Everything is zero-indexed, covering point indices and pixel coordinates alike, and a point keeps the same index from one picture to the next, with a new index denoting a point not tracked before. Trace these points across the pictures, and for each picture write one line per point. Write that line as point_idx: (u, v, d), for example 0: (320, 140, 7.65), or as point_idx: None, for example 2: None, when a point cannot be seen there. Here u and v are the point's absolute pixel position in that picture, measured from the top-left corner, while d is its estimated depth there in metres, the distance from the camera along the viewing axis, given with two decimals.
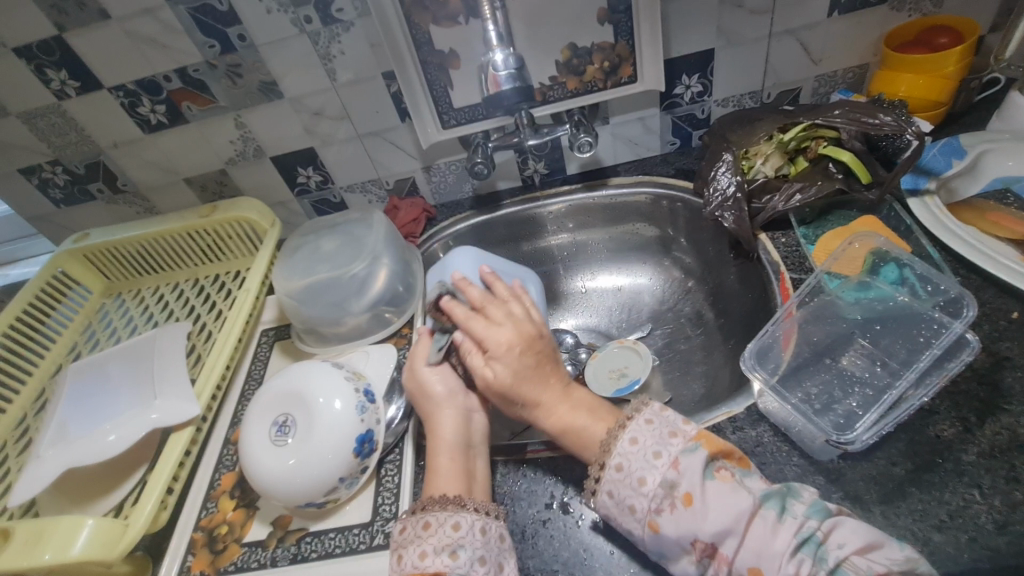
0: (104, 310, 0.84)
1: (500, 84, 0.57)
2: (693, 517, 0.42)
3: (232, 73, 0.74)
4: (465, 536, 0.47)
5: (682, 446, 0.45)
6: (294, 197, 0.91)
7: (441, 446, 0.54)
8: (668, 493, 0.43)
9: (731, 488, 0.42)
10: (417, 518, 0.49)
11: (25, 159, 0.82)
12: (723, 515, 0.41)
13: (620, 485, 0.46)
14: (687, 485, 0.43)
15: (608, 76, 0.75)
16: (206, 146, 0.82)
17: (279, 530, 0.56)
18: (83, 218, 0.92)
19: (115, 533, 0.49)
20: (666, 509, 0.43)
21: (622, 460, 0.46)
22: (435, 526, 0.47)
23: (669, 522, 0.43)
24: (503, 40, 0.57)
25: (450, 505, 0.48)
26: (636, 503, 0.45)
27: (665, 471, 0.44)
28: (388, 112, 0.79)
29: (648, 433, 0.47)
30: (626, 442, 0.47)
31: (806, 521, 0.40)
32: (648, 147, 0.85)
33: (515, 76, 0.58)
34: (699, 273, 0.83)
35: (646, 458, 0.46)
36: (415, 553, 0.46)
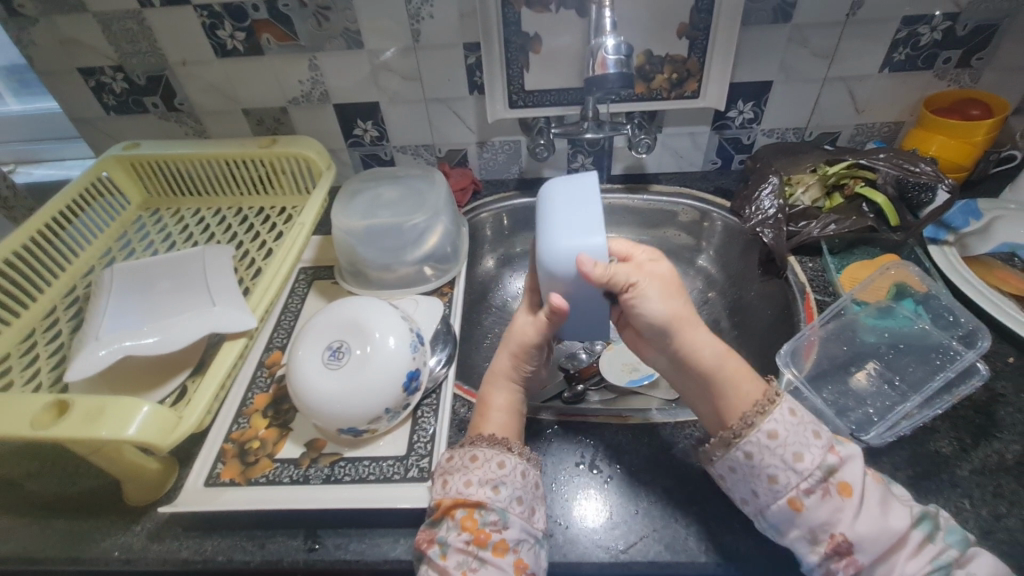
0: (140, 222, 0.84)
1: (608, 68, 0.61)
2: (847, 505, 0.43)
3: (320, 15, 0.76)
4: (507, 475, 0.49)
5: (832, 444, 0.45)
6: (345, 147, 0.92)
7: (492, 408, 0.56)
8: (824, 478, 0.44)
9: (885, 495, 0.44)
10: (465, 450, 0.52)
11: (89, 58, 0.82)
12: (875, 522, 0.43)
13: (768, 452, 0.45)
14: (847, 475, 0.44)
15: (673, 87, 0.80)
16: (275, 81, 0.84)
17: (313, 452, 0.57)
18: (128, 129, 0.91)
19: (169, 422, 0.49)
20: (818, 492, 0.44)
21: (755, 450, 0.45)
22: (481, 460, 0.50)
23: (816, 505, 0.44)
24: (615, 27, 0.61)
25: (498, 446, 0.52)
26: (780, 476, 0.45)
27: (827, 454, 0.45)
28: (459, 82, 0.82)
29: (792, 427, 0.46)
30: (763, 435, 0.46)
31: (946, 549, 0.42)
32: (691, 162, 0.91)
33: (621, 63, 0.61)
34: (720, 285, 0.88)
35: (788, 457, 0.45)
36: (461, 480, 0.49)
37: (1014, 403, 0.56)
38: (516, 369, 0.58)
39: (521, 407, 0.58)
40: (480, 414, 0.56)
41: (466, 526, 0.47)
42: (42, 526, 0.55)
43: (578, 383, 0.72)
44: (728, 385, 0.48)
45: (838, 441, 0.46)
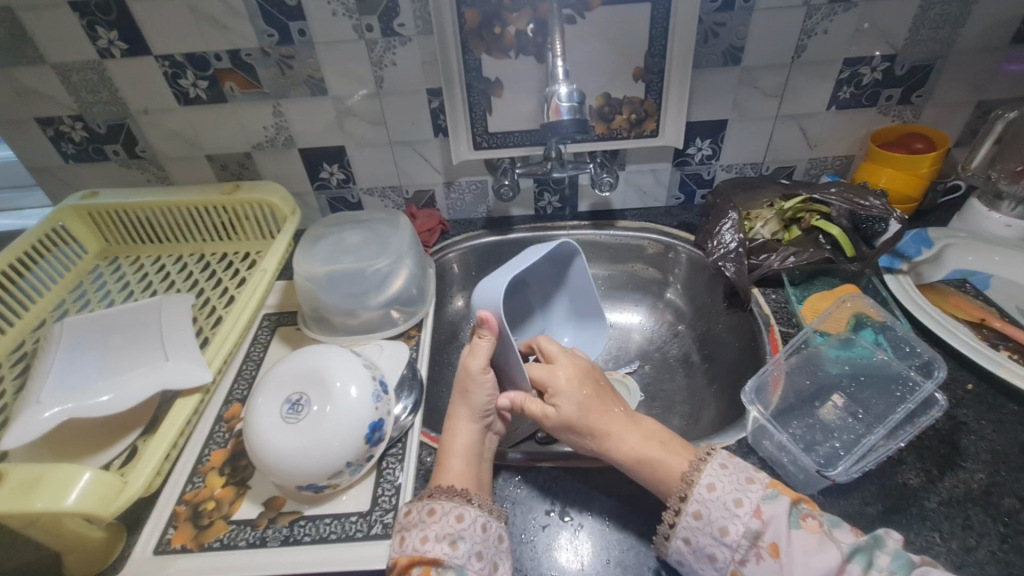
0: (97, 271, 0.82)
1: (561, 114, 0.62)
2: (779, 568, 0.43)
3: (283, 63, 0.77)
4: (467, 529, 0.48)
5: (756, 507, 0.46)
6: (312, 190, 0.92)
7: (452, 453, 0.55)
8: (754, 542, 0.45)
9: (820, 541, 0.44)
10: (422, 504, 0.50)
11: (46, 108, 0.81)
12: (812, 571, 0.42)
13: (710, 503, 0.47)
14: (772, 535, 0.44)
15: (632, 126, 0.82)
16: (238, 127, 0.84)
17: (271, 511, 0.55)
18: (88, 177, 0.90)
19: (113, 488, 0.47)
20: (752, 558, 0.45)
21: (701, 507, 0.47)
22: (439, 514, 0.49)
23: (756, 572, 0.45)
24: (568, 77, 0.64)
25: (457, 498, 0.50)
26: (729, 525, 0.46)
27: (751, 519, 0.45)
28: (424, 126, 0.83)
29: (725, 480, 0.48)
30: (702, 489, 0.48)
31: None
32: (655, 198, 0.93)
33: (575, 110, 0.63)
34: (689, 318, 0.88)
35: (727, 506, 0.47)
36: (417, 537, 0.48)
37: (976, 431, 0.56)
38: (478, 410, 0.59)
39: (484, 453, 0.57)
40: (442, 458, 0.55)
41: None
42: None
43: None
44: (662, 456, 0.52)
45: (763, 498, 0.46)
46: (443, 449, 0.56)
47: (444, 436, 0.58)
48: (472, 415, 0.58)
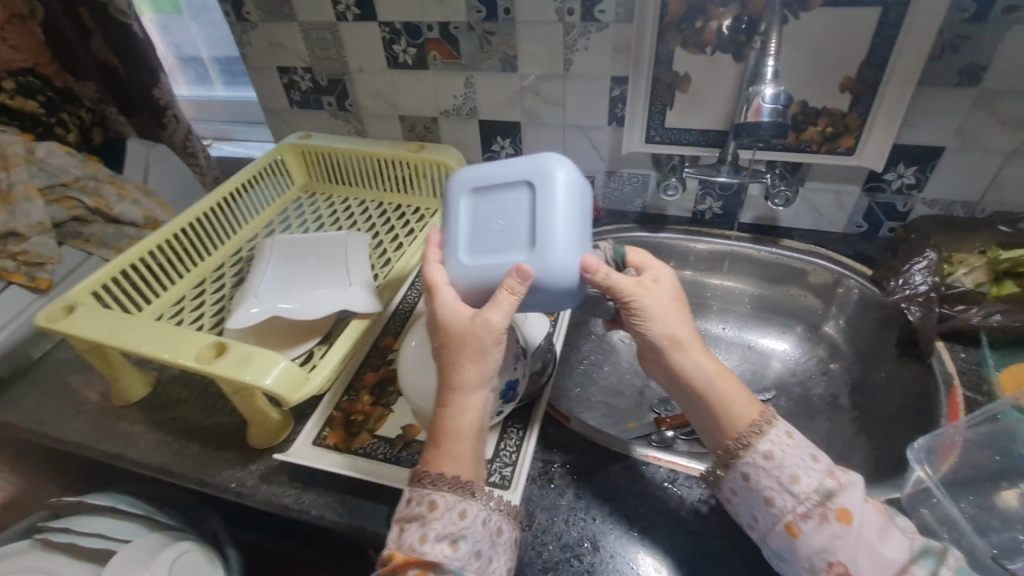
0: (298, 201, 0.97)
1: (761, 115, 0.60)
2: (846, 533, 0.44)
3: (484, 38, 0.82)
4: (468, 528, 0.46)
5: (831, 469, 0.47)
6: (481, 160, 0.99)
7: (454, 429, 0.49)
8: (823, 503, 0.45)
9: (888, 526, 0.46)
10: (423, 493, 0.47)
11: (287, 59, 0.96)
12: (876, 551, 0.44)
13: (763, 473, 0.47)
14: (845, 501, 0.45)
15: (824, 141, 0.76)
16: (432, 93, 0.92)
17: (408, 436, 0.61)
18: (304, 121, 1.05)
19: (298, 380, 0.56)
20: (815, 517, 0.45)
21: (773, 448, 0.48)
22: (441, 509, 0.46)
23: (814, 530, 0.45)
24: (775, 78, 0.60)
25: (462, 491, 0.47)
26: (776, 498, 0.47)
27: (826, 479, 0.46)
28: (600, 112, 0.84)
29: (790, 449, 0.48)
30: (759, 454, 0.48)
31: None
32: (831, 222, 0.85)
33: (778, 112, 0.60)
34: (846, 358, 0.80)
35: (783, 476, 0.47)
36: (416, 535, 0.46)
37: None
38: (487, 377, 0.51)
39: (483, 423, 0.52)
40: (442, 439, 0.49)
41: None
42: (183, 447, 0.64)
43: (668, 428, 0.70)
44: (735, 399, 0.50)
45: (839, 468, 0.47)
46: (438, 425, 0.50)
47: (439, 406, 0.51)
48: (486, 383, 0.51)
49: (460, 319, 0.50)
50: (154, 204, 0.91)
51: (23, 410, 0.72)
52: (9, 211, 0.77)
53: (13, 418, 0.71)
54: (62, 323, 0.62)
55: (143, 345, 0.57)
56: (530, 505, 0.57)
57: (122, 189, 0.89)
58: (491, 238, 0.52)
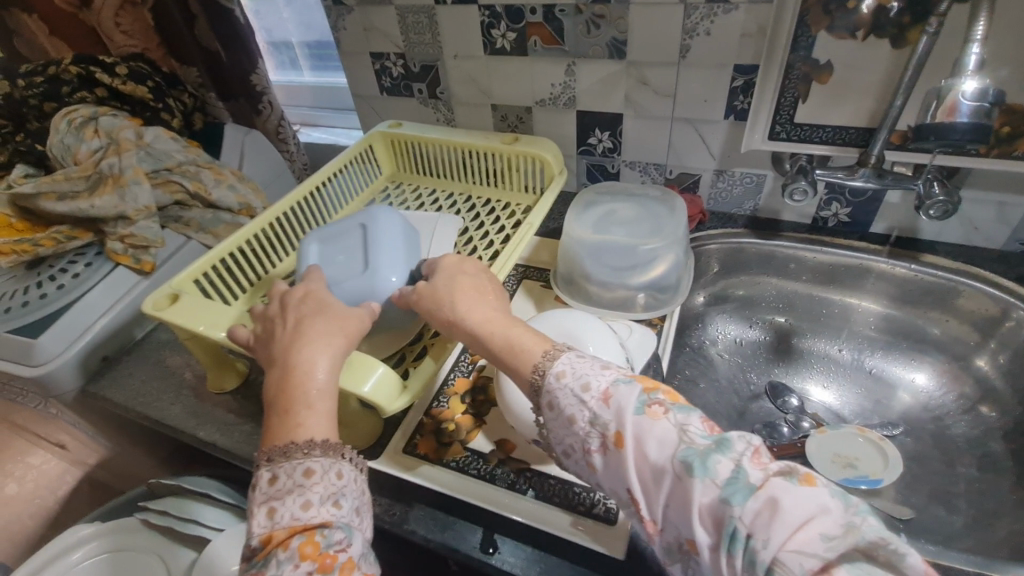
0: (385, 192, 0.95)
1: (957, 115, 0.50)
2: (624, 458, 0.39)
3: (592, 22, 0.76)
4: (348, 485, 0.42)
5: (603, 390, 0.42)
6: (575, 153, 0.92)
7: (310, 384, 0.45)
8: (600, 431, 0.41)
9: (657, 425, 0.38)
10: (293, 465, 0.41)
11: (381, 44, 0.93)
12: (647, 466, 0.38)
13: (557, 424, 0.44)
14: (620, 424, 0.40)
15: (996, 142, 0.64)
16: (529, 82, 0.87)
17: (502, 452, 0.58)
18: (393, 109, 1.03)
19: (396, 389, 0.53)
20: (599, 447, 0.41)
21: (564, 379, 0.44)
22: (318, 474, 0.41)
23: (606, 463, 0.41)
24: (979, 67, 0.50)
25: (334, 453, 0.43)
26: (570, 438, 0.43)
27: (599, 403, 0.41)
28: (717, 104, 0.76)
29: (580, 365, 0.44)
30: (549, 391, 0.44)
31: (724, 506, 0.34)
32: (988, 237, 0.73)
33: (979, 111, 0.50)
34: (999, 397, 0.69)
35: (565, 422, 0.43)
36: (296, 504, 0.40)
37: None
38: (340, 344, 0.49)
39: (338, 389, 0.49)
40: (304, 400, 0.44)
41: (304, 554, 0.38)
42: None
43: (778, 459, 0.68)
44: (514, 336, 0.48)
45: (615, 380, 0.42)
46: (288, 387, 0.45)
47: (287, 368, 0.46)
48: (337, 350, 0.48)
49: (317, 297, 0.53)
50: (247, 190, 0.91)
51: (129, 390, 0.74)
52: (120, 194, 0.79)
53: (119, 396, 0.74)
54: (168, 311, 0.62)
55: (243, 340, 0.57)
56: None
57: (220, 174, 0.89)
58: (333, 268, 0.64)
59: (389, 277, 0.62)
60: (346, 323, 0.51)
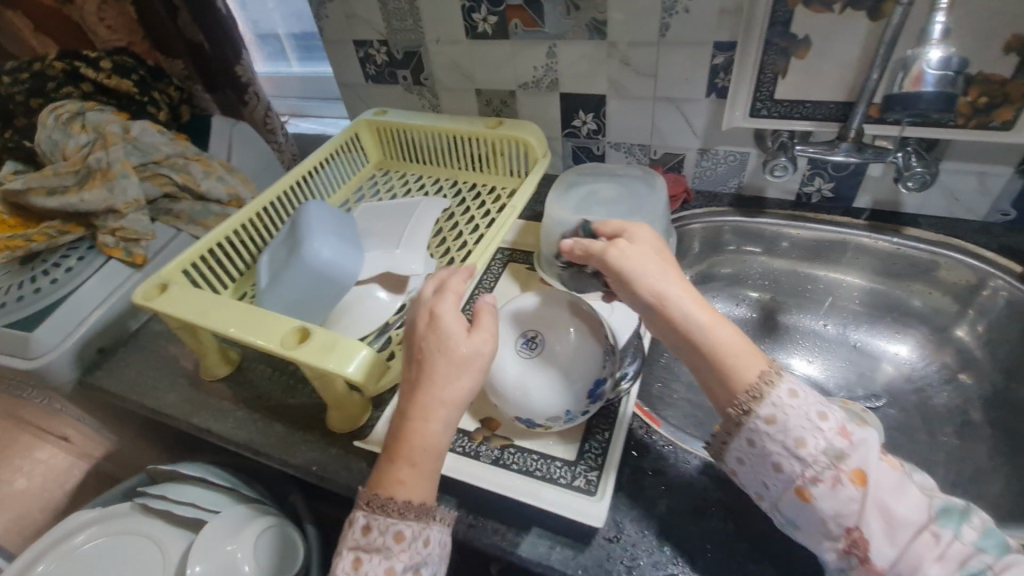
0: (372, 179, 0.96)
1: (923, 84, 0.51)
2: (864, 496, 0.40)
3: (571, 3, 0.76)
4: (431, 553, 0.45)
5: (842, 426, 0.42)
6: (559, 136, 0.93)
7: (422, 443, 0.44)
8: (834, 463, 0.41)
9: (901, 482, 0.41)
10: (386, 524, 0.43)
11: (364, 32, 0.93)
12: (895, 515, 0.40)
13: (767, 438, 0.43)
14: (857, 460, 0.41)
15: (974, 113, 0.64)
16: (511, 65, 0.87)
17: (487, 430, 0.59)
18: (379, 96, 1.03)
19: (380, 369, 0.54)
20: (827, 480, 0.41)
21: (777, 412, 0.42)
22: (406, 541, 0.43)
23: (827, 495, 0.41)
24: (945, 35, 0.50)
25: (417, 515, 0.44)
26: (783, 464, 0.42)
27: (837, 437, 0.42)
28: (698, 83, 0.76)
29: (809, 393, 0.44)
30: (784, 393, 0.43)
31: (976, 554, 0.38)
32: (969, 208, 0.73)
33: (943, 81, 0.51)
34: (978, 366, 0.70)
35: (787, 444, 0.42)
36: (380, 566, 0.43)
37: None
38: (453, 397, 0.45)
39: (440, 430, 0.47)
40: (409, 459, 0.44)
41: None
42: (266, 425, 0.65)
43: None
44: (741, 356, 0.44)
45: (849, 423, 0.43)
46: (396, 437, 0.45)
47: (404, 418, 0.45)
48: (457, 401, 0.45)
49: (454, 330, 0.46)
50: (236, 181, 0.92)
51: (125, 380, 0.76)
52: (107, 187, 0.79)
53: (115, 386, 0.75)
54: (158, 301, 0.63)
55: (231, 328, 0.58)
56: (618, 513, 0.52)
57: (208, 166, 0.90)
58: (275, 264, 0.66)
59: (322, 249, 0.63)
60: (465, 365, 0.45)
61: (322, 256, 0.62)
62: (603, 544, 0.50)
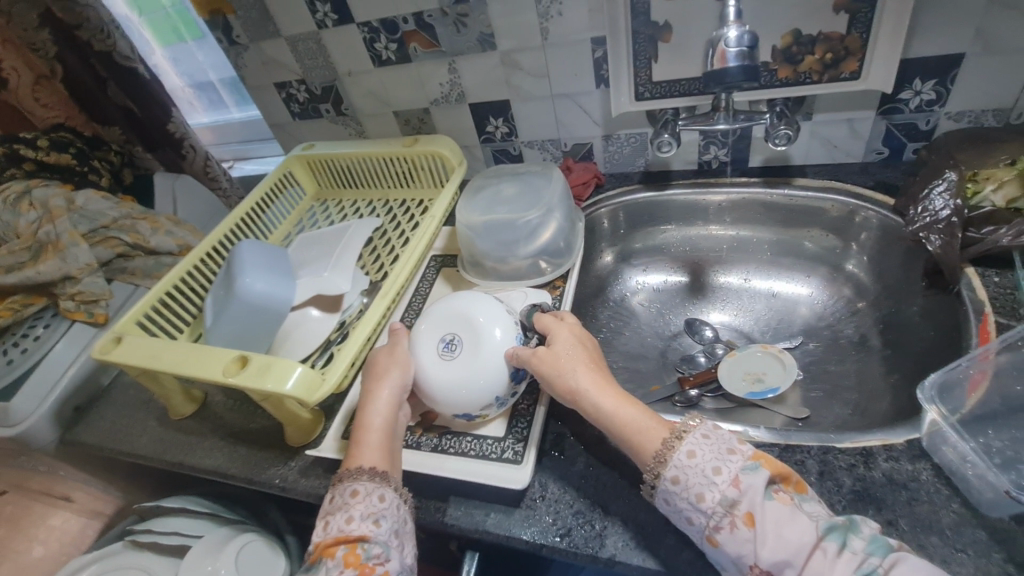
0: (312, 210, 1.02)
1: (727, 61, 0.59)
2: (754, 537, 0.42)
3: (459, 21, 0.82)
4: (388, 508, 0.51)
5: (734, 476, 0.44)
6: (478, 143, 0.99)
7: (370, 426, 0.56)
8: (727, 510, 0.43)
9: (789, 513, 0.43)
10: (345, 487, 0.52)
11: (282, 74, 0.99)
12: (783, 542, 0.41)
13: (674, 496, 0.46)
14: (747, 504, 0.43)
15: (825, 69, 0.70)
16: (420, 85, 0.93)
17: (425, 422, 0.64)
18: (309, 131, 1.09)
19: (315, 382, 0.60)
20: (725, 526, 0.43)
21: (679, 472, 0.46)
22: (362, 495, 0.51)
23: (729, 539, 0.43)
24: (740, 17, 0.59)
25: (377, 478, 0.53)
26: (693, 516, 0.45)
27: (727, 488, 0.44)
28: (586, 77, 0.82)
29: (706, 447, 0.46)
30: (683, 455, 0.46)
31: (865, 559, 0.40)
32: (848, 152, 0.80)
33: (744, 54, 0.58)
34: (874, 295, 0.77)
35: (691, 499, 0.45)
36: (343, 518, 0.50)
37: None
38: (393, 385, 0.59)
39: (397, 429, 0.59)
40: (357, 438, 0.56)
41: (348, 562, 0.47)
42: (231, 451, 0.71)
43: (693, 388, 0.74)
44: (631, 417, 0.51)
45: (743, 471, 0.44)
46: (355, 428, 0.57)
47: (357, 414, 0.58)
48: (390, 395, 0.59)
49: (387, 358, 0.61)
50: (184, 233, 0.98)
51: (102, 432, 0.81)
52: (60, 258, 0.84)
53: (93, 439, 0.81)
54: (114, 352, 0.69)
55: (180, 365, 0.64)
56: (543, 476, 0.58)
57: (155, 223, 0.96)
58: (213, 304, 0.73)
59: (254, 282, 0.70)
60: (391, 375, 0.60)
61: (254, 288, 0.70)
62: (530, 504, 0.56)
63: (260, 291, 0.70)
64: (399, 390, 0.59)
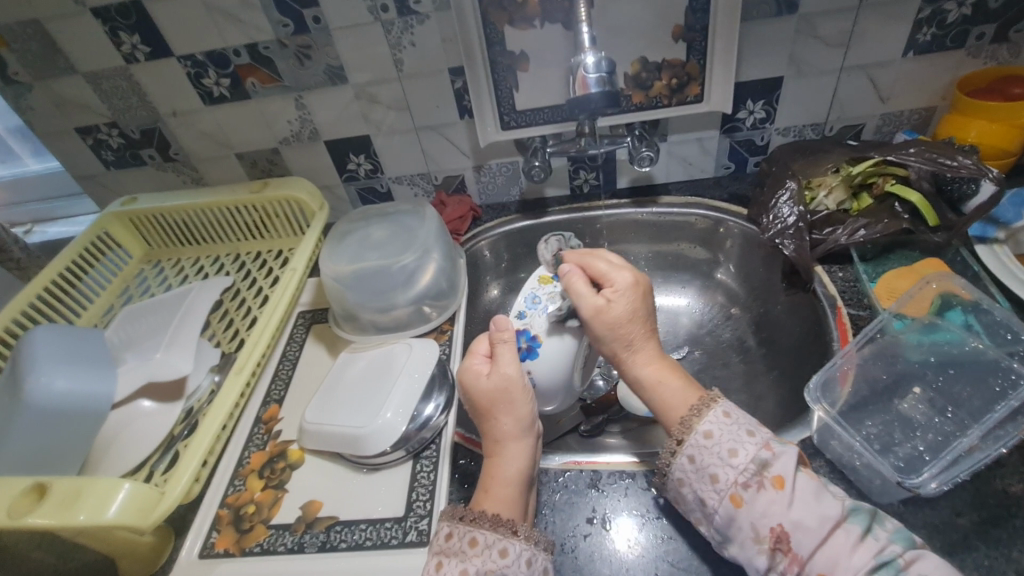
0: (142, 275, 0.84)
1: (589, 86, 0.61)
2: (782, 499, 0.43)
3: (301, 54, 0.74)
4: (510, 566, 0.45)
5: (767, 441, 0.47)
6: (341, 182, 0.90)
7: (504, 471, 0.51)
8: (758, 472, 0.45)
9: (817, 488, 0.44)
10: (465, 530, 0.47)
11: (85, 118, 0.83)
12: (810, 510, 0.43)
13: (706, 451, 0.47)
14: (780, 468, 0.45)
15: (673, 93, 0.75)
16: (264, 124, 0.83)
17: (308, 516, 0.54)
18: (130, 182, 0.92)
19: (151, 500, 0.47)
20: (754, 484, 0.45)
21: (696, 450, 0.48)
22: (481, 545, 0.46)
23: (756, 498, 0.44)
24: (594, 45, 0.63)
25: (502, 529, 0.47)
26: (720, 472, 0.46)
27: (759, 451, 0.46)
28: (449, 107, 0.79)
29: (725, 429, 0.48)
30: (701, 436, 0.48)
31: (890, 545, 0.41)
32: (702, 169, 0.85)
33: (604, 81, 0.62)
34: (743, 298, 0.82)
35: (721, 454, 0.47)
36: (456, 568, 0.45)
37: None
38: (522, 421, 0.54)
39: (533, 476, 0.53)
40: (484, 485, 0.51)
41: None
42: None
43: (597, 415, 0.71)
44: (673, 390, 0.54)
45: (773, 440, 0.47)
46: (487, 473, 0.52)
47: (491, 459, 0.53)
48: (520, 434, 0.54)
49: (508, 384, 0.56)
50: None
51: None
52: None
53: None
54: None
55: None
56: None
57: None
58: None
59: (55, 382, 0.56)
60: (517, 413, 0.54)
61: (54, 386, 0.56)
62: None
63: (67, 389, 0.57)
64: (522, 437, 0.54)
